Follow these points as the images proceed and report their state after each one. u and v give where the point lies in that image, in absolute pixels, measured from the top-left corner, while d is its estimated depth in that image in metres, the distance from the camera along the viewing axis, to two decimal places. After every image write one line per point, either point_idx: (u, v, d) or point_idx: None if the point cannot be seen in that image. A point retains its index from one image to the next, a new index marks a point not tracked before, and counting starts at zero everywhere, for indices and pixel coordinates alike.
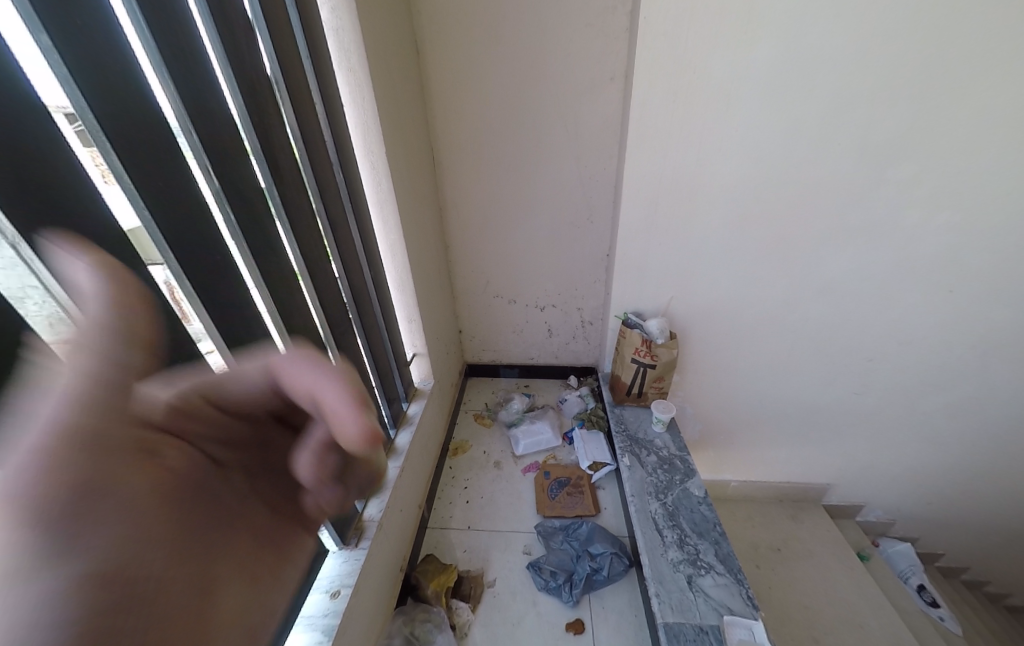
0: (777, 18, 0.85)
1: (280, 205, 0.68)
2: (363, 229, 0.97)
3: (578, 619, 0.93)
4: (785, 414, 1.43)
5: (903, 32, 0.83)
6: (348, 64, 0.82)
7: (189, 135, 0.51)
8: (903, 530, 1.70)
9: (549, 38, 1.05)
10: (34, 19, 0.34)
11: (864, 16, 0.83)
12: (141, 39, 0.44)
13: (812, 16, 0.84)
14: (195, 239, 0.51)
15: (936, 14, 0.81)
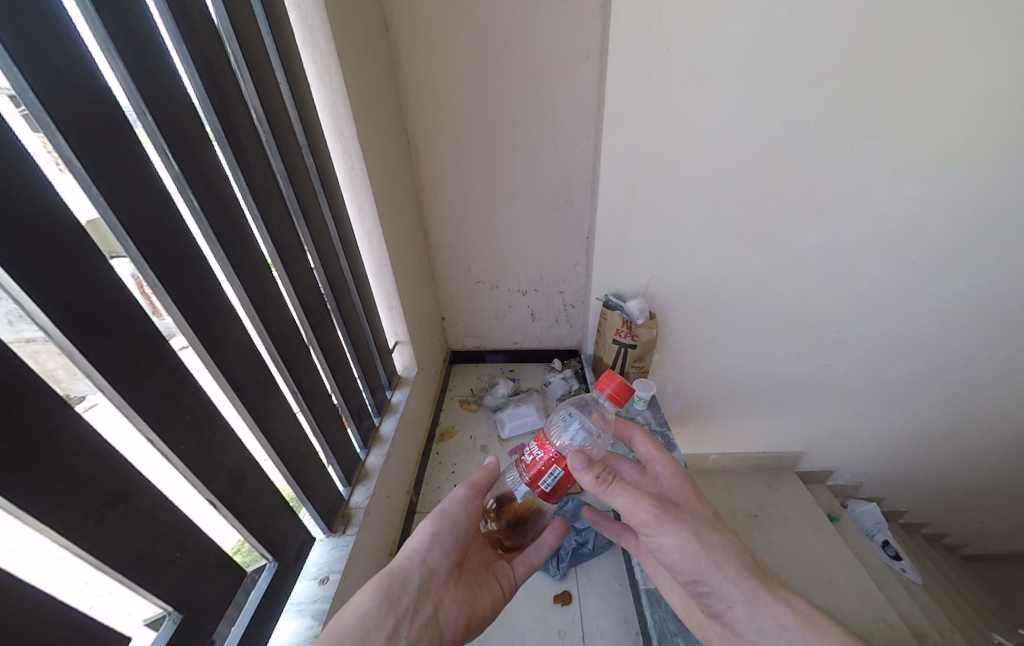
0: None
1: (247, 190, 0.66)
2: (337, 216, 0.95)
3: (565, 591, 0.96)
4: (760, 387, 1.48)
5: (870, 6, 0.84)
6: (313, 41, 0.79)
7: (144, 118, 0.48)
8: (870, 491, 1.79)
9: (524, 15, 1.03)
10: None
11: None
12: (83, 13, 0.41)
13: None
14: (159, 227, 0.49)
15: None
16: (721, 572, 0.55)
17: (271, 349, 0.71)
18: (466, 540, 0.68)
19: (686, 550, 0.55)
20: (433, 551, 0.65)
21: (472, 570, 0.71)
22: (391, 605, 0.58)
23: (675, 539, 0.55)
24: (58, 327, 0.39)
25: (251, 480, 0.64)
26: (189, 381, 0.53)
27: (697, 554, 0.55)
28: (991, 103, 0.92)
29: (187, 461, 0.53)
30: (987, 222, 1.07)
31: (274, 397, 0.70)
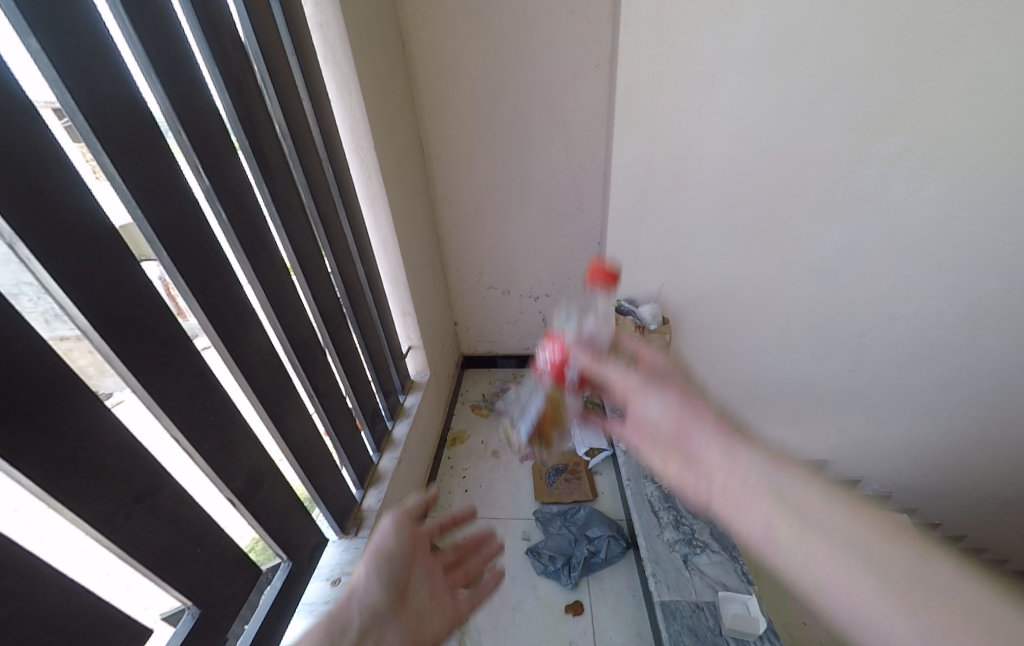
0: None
1: (270, 200, 0.69)
2: (354, 224, 0.98)
3: (577, 601, 0.94)
4: (780, 393, 1.43)
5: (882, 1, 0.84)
6: (333, 57, 0.83)
7: (178, 134, 0.51)
8: (901, 504, 1.70)
9: (535, 27, 1.06)
10: (23, 25, 0.34)
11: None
12: (128, 41, 0.45)
13: None
14: (188, 235, 0.52)
15: None
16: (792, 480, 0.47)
17: (290, 352, 0.73)
18: (404, 575, 0.61)
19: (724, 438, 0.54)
20: (373, 587, 0.57)
21: (422, 599, 0.62)
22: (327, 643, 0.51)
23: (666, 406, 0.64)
24: (97, 332, 0.41)
25: (268, 479, 0.66)
26: (213, 383, 0.56)
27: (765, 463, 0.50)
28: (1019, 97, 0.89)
29: (210, 461, 0.55)
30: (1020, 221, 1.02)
31: (292, 400, 0.72)
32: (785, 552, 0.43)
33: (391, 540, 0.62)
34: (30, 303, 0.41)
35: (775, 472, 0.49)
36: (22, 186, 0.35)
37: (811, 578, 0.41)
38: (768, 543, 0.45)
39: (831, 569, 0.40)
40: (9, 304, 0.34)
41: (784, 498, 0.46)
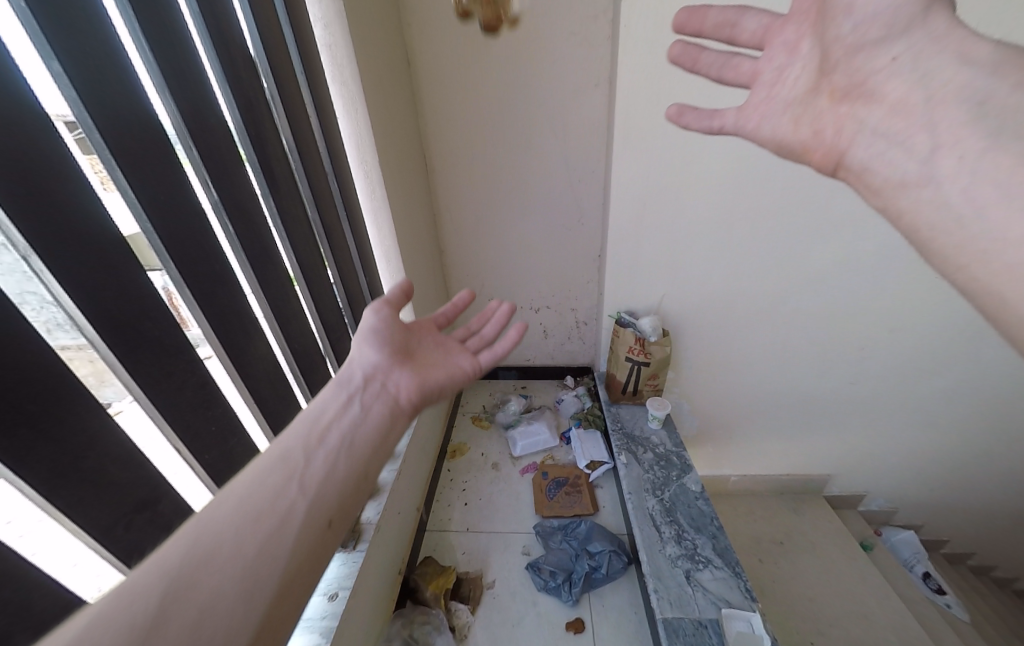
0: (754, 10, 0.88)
1: (276, 213, 0.70)
2: (357, 235, 0.99)
3: (578, 618, 0.92)
4: (781, 405, 1.43)
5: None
6: (341, 76, 0.86)
7: (189, 150, 0.53)
8: (907, 518, 1.68)
9: (536, 47, 1.09)
10: (47, 50, 0.37)
11: None
12: (146, 62, 0.47)
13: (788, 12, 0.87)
14: (196, 246, 0.53)
15: None
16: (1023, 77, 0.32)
17: (292, 364, 0.74)
18: (401, 340, 0.65)
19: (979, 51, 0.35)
20: (367, 351, 0.61)
21: (424, 352, 0.67)
22: (340, 391, 0.55)
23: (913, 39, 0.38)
24: (104, 341, 0.42)
25: None
26: (217, 393, 0.56)
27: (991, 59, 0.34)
28: None
29: (210, 470, 0.56)
30: None
31: (292, 411, 0.72)
32: (961, 168, 0.34)
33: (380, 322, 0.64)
34: (33, 311, 0.42)
35: (970, 58, 0.35)
36: (38, 199, 0.36)
37: (986, 269, 0.32)
38: (938, 206, 0.35)
39: (999, 164, 0.31)
40: (19, 315, 0.34)
41: (985, 97, 0.34)
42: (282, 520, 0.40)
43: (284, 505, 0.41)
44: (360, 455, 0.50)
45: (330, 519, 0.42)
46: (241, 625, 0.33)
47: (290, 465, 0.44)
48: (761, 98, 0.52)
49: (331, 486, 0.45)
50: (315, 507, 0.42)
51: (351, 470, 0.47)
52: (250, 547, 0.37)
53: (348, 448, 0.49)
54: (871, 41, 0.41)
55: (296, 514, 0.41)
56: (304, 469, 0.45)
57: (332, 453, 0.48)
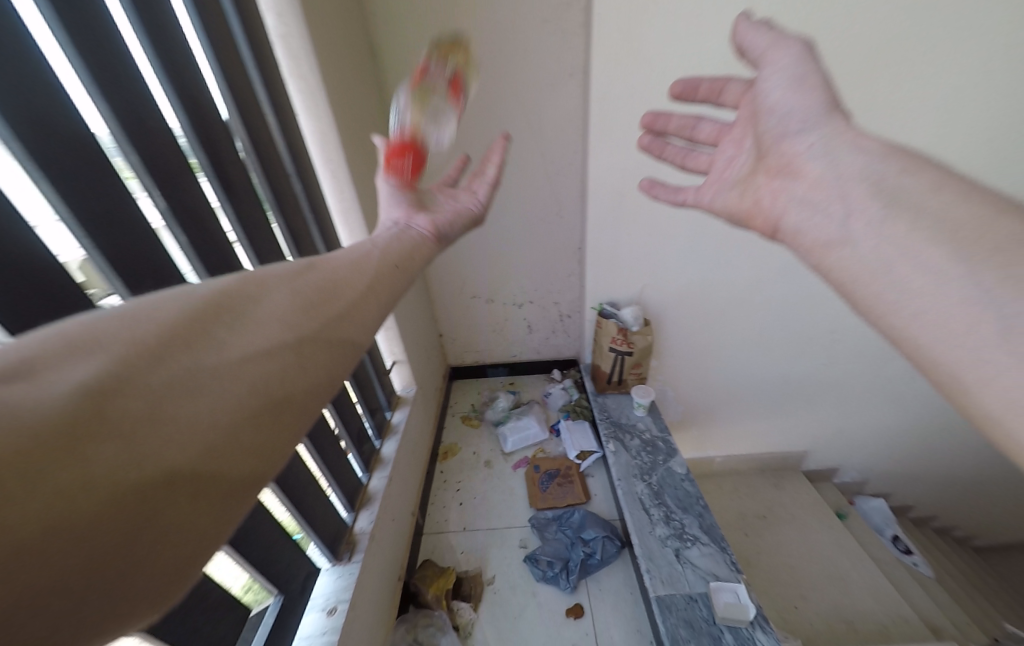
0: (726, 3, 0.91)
1: (234, 219, 0.66)
2: (327, 239, 0.95)
3: (577, 604, 0.96)
4: (760, 389, 1.49)
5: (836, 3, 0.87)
6: (298, 70, 0.80)
7: (128, 155, 0.48)
8: (877, 487, 1.80)
9: (508, 35, 1.05)
10: None
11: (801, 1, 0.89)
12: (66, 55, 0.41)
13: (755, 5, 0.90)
14: (149, 267, 0.50)
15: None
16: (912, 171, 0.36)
17: None
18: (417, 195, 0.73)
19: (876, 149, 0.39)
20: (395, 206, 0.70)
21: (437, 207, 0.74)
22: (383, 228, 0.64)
23: (821, 133, 0.42)
24: None
25: (252, 514, 0.63)
26: None
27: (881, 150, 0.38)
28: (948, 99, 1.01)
29: None
30: None
31: None
32: (875, 229, 0.35)
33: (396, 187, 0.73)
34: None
35: (867, 148, 0.39)
36: None
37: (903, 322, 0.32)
38: (861, 258, 0.36)
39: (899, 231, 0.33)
40: None
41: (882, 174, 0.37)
42: (367, 269, 0.46)
43: (369, 258, 0.48)
44: (412, 250, 0.59)
45: (402, 273, 0.50)
46: (340, 330, 0.37)
47: (368, 244, 0.53)
48: (715, 177, 0.56)
49: (400, 258, 0.53)
50: (389, 265, 0.49)
51: (411, 257, 0.56)
52: (344, 281, 0.42)
53: (401, 244, 0.58)
54: (792, 130, 0.44)
55: (379, 266, 0.48)
56: (378, 246, 0.53)
57: (393, 244, 0.57)
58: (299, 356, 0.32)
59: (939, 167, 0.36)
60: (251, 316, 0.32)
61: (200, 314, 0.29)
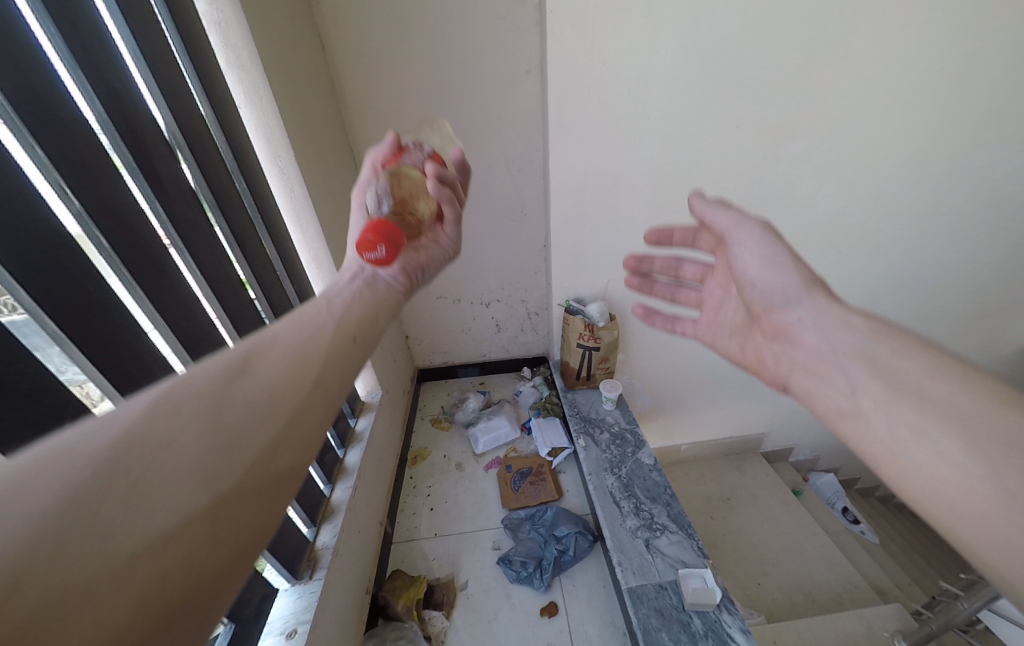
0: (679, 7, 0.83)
1: (168, 221, 0.60)
2: (278, 241, 0.90)
3: (551, 602, 0.96)
4: (720, 377, 1.55)
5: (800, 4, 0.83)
6: (237, 61, 0.75)
7: (33, 151, 0.43)
8: (828, 463, 1.92)
9: (462, 29, 1.03)
10: None
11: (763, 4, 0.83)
12: None
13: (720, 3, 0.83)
14: (60, 274, 0.44)
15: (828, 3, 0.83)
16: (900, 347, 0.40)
17: None
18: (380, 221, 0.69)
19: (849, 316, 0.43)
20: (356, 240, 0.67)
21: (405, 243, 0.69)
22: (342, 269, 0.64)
23: (806, 308, 0.45)
24: None
25: None
26: None
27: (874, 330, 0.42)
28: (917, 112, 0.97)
29: None
30: (913, 220, 1.14)
31: None
32: (883, 409, 0.37)
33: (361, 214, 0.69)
34: None
35: (854, 326, 0.42)
36: None
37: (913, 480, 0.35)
38: (878, 438, 0.37)
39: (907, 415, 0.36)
40: None
41: (871, 355, 0.40)
42: (304, 348, 0.46)
43: (310, 331, 0.49)
44: (369, 301, 0.60)
45: (346, 342, 0.51)
46: (266, 432, 0.37)
47: (315, 308, 0.54)
48: (710, 319, 0.74)
49: (347, 322, 0.54)
50: (331, 336, 0.50)
51: (363, 313, 0.57)
52: (274, 373, 0.42)
53: (359, 297, 0.59)
54: (778, 303, 0.49)
55: (317, 341, 0.48)
56: (326, 309, 0.54)
57: (347, 300, 0.57)
58: (211, 483, 0.32)
59: (937, 349, 0.38)
60: (176, 442, 0.33)
61: (104, 462, 0.29)
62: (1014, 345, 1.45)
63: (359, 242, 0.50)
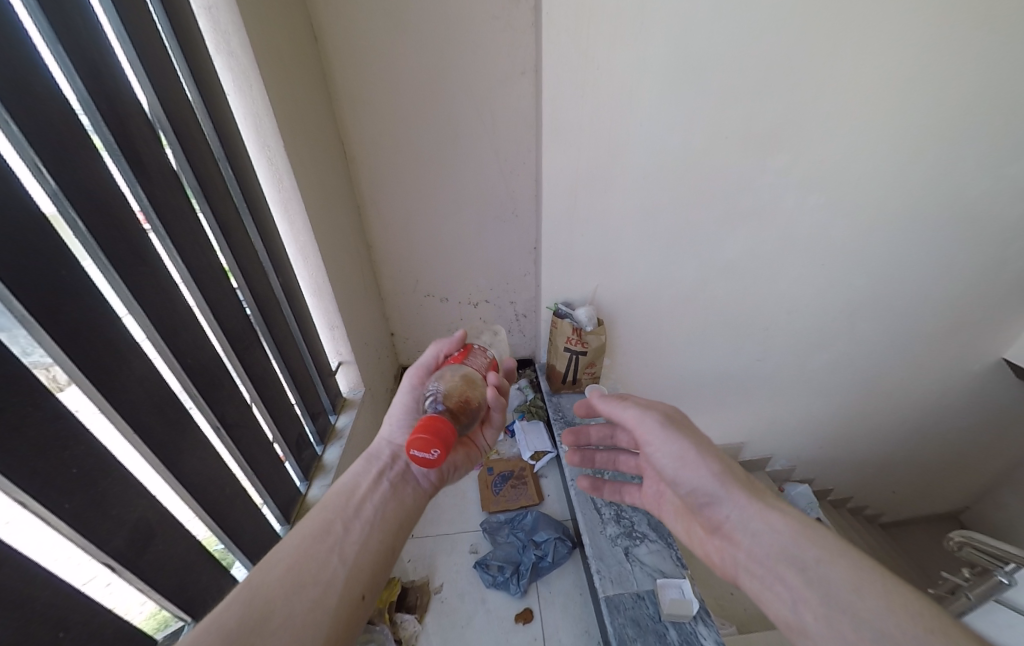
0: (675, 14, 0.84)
1: (149, 207, 0.57)
2: (265, 232, 0.88)
3: (527, 608, 0.95)
4: (701, 385, 1.56)
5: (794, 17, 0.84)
6: (226, 47, 0.73)
7: (8, 128, 0.40)
8: (803, 474, 1.94)
9: (458, 29, 1.03)
10: None
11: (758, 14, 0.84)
12: None
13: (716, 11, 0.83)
14: (29, 258, 0.41)
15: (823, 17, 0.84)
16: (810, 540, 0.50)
17: (186, 383, 0.62)
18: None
19: (736, 476, 0.57)
20: (400, 430, 0.71)
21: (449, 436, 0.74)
22: (372, 466, 0.66)
23: (732, 506, 0.55)
24: None
25: (163, 531, 0.55)
26: (76, 425, 0.45)
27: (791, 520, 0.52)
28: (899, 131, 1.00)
29: (73, 523, 0.44)
30: (890, 236, 1.17)
31: (190, 438, 0.61)
32: (822, 622, 0.44)
33: (411, 397, 0.73)
34: None
35: (776, 527, 0.51)
36: None
37: None
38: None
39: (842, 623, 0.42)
40: None
41: (800, 562, 0.48)
42: (305, 617, 0.47)
43: (317, 585, 0.50)
44: (386, 529, 0.60)
45: (349, 608, 0.50)
46: None
47: (330, 537, 0.55)
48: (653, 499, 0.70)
49: (355, 569, 0.53)
50: (335, 594, 0.50)
51: (374, 552, 0.57)
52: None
53: (379, 523, 0.60)
54: (706, 500, 0.57)
55: (320, 605, 0.48)
56: (342, 542, 0.55)
57: (366, 526, 0.59)
58: None
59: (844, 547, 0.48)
60: None
61: None
62: (982, 363, 1.51)
63: (428, 433, 0.50)
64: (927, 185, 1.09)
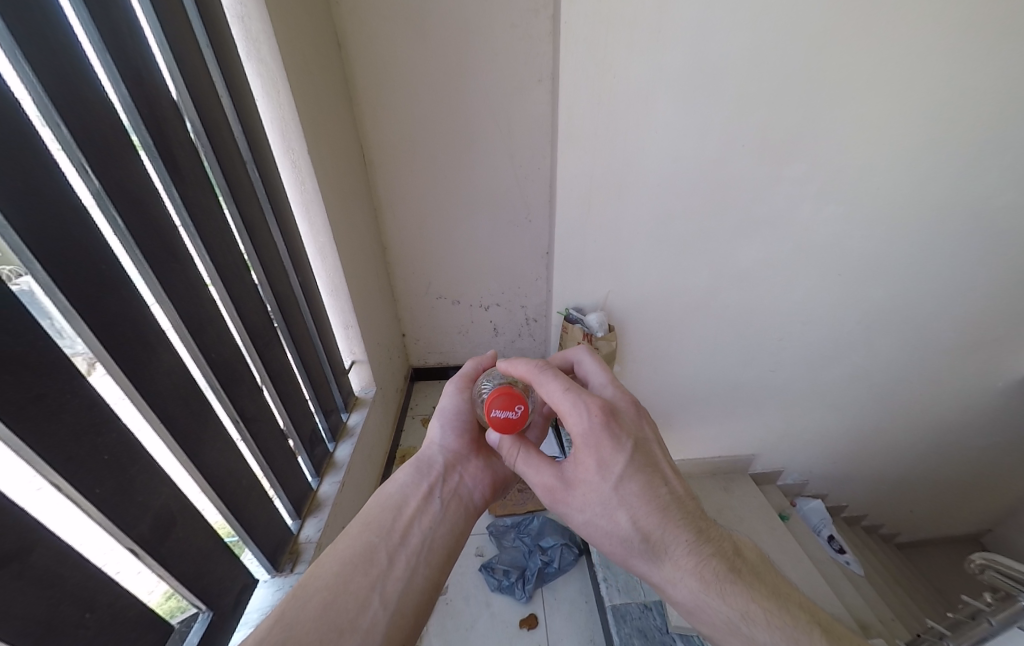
0: (694, 22, 0.84)
1: (181, 206, 0.59)
2: (286, 231, 0.90)
3: (531, 614, 0.94)
4: (712, 394, 1.54)
5: (814, 24, 0.84)
6: (257, 53, 0.76)
7: (58, 129, 0.42)
8: (816, 488, 1.89)
9: (476, 36, 1.05)
10: None
11: (776, 23, 0.84)
12: None
13: (734, 18, 0.84)
14: (74, 251, 0.43)
15: (841, 27, 0.85)
16: (724, 601, 0.45)
17: (209, 376, 0.64)
18: (476, 423, 0.70)
19: (632, 541, 0.48)
20: (450, 440, 0.67)
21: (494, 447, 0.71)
22: (422, 477, 0.62)
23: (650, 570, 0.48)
24: None
25: (183, 520, 0.57)
26: (110, 413, 0.47)
27: (696, 588, 0.45)
28: (922, 141, 0.99)
29: (103, 508, 0.46)
30: (911, 247, 1.15)
31: (211, 429, 0.63)
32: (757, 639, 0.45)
33: (459, 404, 0.70)
34: None
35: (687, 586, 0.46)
36: None
37: None
38: None
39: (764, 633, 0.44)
40: None
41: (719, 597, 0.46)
42: None
43: (356, 629, 0.45)
44: (434, 560, 0.54)
45: None
46: None
47: (374, 568, 0.51)
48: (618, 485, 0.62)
49: (398, 613, 0.48)
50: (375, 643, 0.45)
51: (421, 589, 0.51)
52: None
53: (427, 554, 0.54)
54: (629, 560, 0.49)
55: None
56: (386, 575, 0.50)
57: (413, 556, 0.53)
58: None
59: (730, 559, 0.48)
60: None
61: None
62: (1004, 380, 1.46)
63: (512, 387, 0.56)
64: (951, 195, 1.07)
